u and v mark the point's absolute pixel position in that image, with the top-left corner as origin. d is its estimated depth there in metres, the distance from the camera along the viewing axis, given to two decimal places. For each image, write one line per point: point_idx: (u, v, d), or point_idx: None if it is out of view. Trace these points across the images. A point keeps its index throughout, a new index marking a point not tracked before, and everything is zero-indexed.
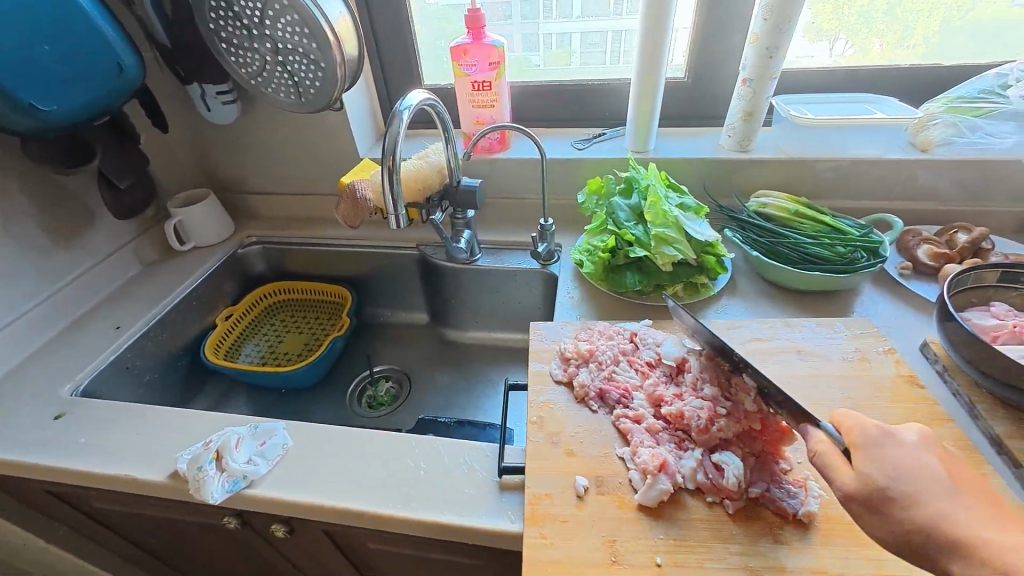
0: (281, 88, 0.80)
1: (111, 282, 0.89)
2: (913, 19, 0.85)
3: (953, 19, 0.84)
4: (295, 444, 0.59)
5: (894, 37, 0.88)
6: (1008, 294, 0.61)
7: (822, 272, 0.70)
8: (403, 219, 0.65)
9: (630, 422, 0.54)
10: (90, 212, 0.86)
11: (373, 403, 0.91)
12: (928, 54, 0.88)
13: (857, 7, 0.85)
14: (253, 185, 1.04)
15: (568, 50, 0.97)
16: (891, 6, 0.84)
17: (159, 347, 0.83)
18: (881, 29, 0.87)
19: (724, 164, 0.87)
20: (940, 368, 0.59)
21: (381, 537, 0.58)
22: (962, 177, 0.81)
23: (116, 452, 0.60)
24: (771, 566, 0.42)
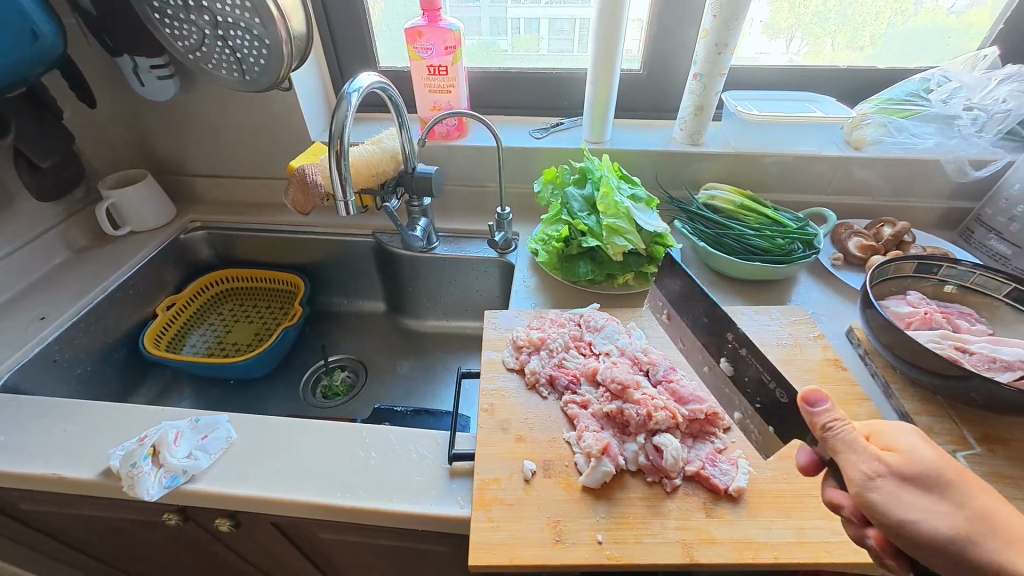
0: (223, 64, 0.76)
1: (34, 269, 0.83)
2: (862, 21, 0.89)
3: (897, 23, 0.89)
4: (240, 437, 0.57)
5: (844, 39, 0.92)
6: (921, 283, 0.66)
7: (762, 263, 0.74)
8: (353, 205, 0.64)
9: (578, 407, 0.55)
10: (7, 193, 0.79)
11: (328, 393, 0.90)
12: (873, 56, 0.93)
13: (812, 7, 0.88)
14: (196, 167, 0.99)
15: (534, 36, 0.96)
16: (839, 8, 0.88)
17: (92, 339, 0.78)
18: (833, 29, 0.91)
19: (676, 156, 0.90)
20: (862, 351, 0.64)
21: (331, 527, 0.58)
22: (891, 175, 0.87)
23: (41, 451, 0.57)
24: (703, 538, 0.45)
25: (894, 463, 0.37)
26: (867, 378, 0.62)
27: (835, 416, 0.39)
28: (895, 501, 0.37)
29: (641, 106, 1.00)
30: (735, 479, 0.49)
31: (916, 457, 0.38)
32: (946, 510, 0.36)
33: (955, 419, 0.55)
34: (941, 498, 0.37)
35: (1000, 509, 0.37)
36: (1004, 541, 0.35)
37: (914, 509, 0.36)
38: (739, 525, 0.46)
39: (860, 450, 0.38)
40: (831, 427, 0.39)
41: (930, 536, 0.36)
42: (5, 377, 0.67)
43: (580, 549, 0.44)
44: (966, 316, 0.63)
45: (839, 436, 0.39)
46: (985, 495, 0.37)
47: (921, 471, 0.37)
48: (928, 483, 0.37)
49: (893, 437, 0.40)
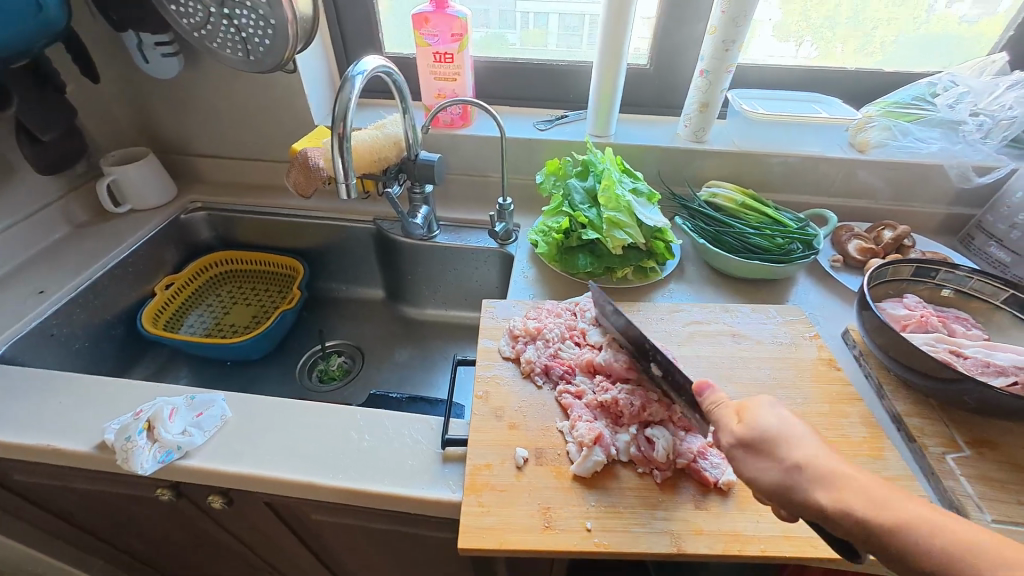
0: (227, 44, 0.75)
1: (34, 243, 0.83)
2: (874, 27, 0.89)
3: (907, 30, 0.88)
4: (235, 415, 0.57)
5: (854, 43, 0.91)
6: (918, 286, 0.67)
7: (761, 262, 0.74)
8: (354, 189, 0.64)
9: (572, 397, 0.56)
10: (8, 166, 0.79)
11: (324, 378, 0.90)
12: (883, 61, 0.93)
13: (824, 12, 0.88)
14: (198, 147, 0.98)
15: (543, 31, 0.96)
16: (851, 13, 0.87)
17: (90, 315, 0.79)
18: (843, 34, 0.91)
19: (680, 153, 0.89)
20: (857, 352, 0.64)
21: (323, 508, 0.59)
22: (894, 178, 0.87)
23: (37, 422, 0.57)
24: (691, 530, 0.46)
25: (740, 432, 0.40)
26: (861, 379, 0.62)
27: (714, 399, 0.44)
28: (741, 460, 0.39)
29: (647, 102, 1.00)
30: (725, 473, 0.49)
31: (761, 426, 0.39)
32: (772, 463, 0.38)
33: (946, 422, 0.55)
34: (770, 454, 0.38)
35: (822, 454, 0.37)
36: (820, 483, 0.36)
37: (754, 468, 0.38)
38: (727, 518, 0.47)
39: (722, 427, 0.41)
40: (712, 409, 0.43)
41: (760, 482, 0.38)
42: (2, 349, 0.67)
43: (569, 536, 0.45)
44: (962, 320, 0.63)
45: (714, 417, 0.43)
46: (803, 445, 0.38)
47: (759, 437, 0.39)
48: (764, 447, 0.38)
49: (756, 409, 0.41)
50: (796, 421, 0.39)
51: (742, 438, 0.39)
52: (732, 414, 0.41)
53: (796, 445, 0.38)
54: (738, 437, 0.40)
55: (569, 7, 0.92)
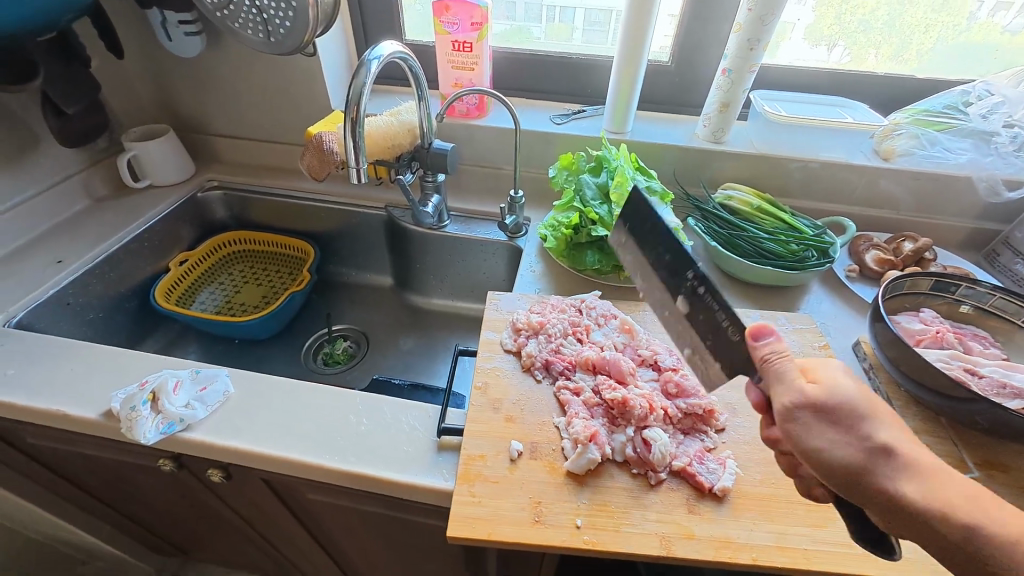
0: (249, 24, 0.76)
1: (55, 213, 0.85)
2: (910, 33, 0.86)
3: (947, 38, 0.85)
4: (237, 392, 0.58)
5: (889, 50, 0.89)
6: (935, 301, 0.65)
7: (774, 268, 0.72)
8: (364, 173, 0.64)
9: (570, 394, 0.55)
10: (33, 136, 0.81)
11: (329, 361, 0.91)
12: (918, 69, 0.90)
13: (860, 15, 0.85)
14: (217, 126, 0.99)
15: (569, 26, 0.95)
16: (887, 18, 0.85)
17: (105, 286, 0.80)
18: (878, 40, 0.88)
19: (697, 153, 0.88)
20: (867, 365, 0.63)
21: (319, 488, 0.59)
22: (918, 189, 0.84)
23: (48, 387, 0.59)
24: (682, 533, 0.45)
25: (811, 394, 0.37)
26: (869, 393, 0.61)
27: (777, 349, 0.39)
28: (804, 429, 0.37)
29: (666, 99, 0.98)
30: (721, 479, 0.49)
31: (839, 390, 0.37)
32: (847, 437, 0.36)
33: (955, 442, 0.53)
34: (848, 428, 0.37)
35: (903, 441, 0.36)
36: (908, 474, 0.35)
37: (824, 438, 0.36)
38: (720, 524, 0.46)
39: (788, 382, 0.38)
40: (767, 360, 0.39)
41: (830, 457, 0.36)
42: (19, 315, 0.69)
43: (558, 531, 0.45)
44: (979, 338, 0.61)
45: (772, 369, 0.39)
46: (887, 426, 0.37)
47: (834, 403, 0.37)
48: (841, 416, 0.37)
49: (824, 370, 0.38)
50: (867, 390, 0.38)
51: (814, 400, 0.37)
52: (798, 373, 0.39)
53: (880, 425, 0.37)
54: (809, 398, 0.37)
55: (595, 2, 0.91)
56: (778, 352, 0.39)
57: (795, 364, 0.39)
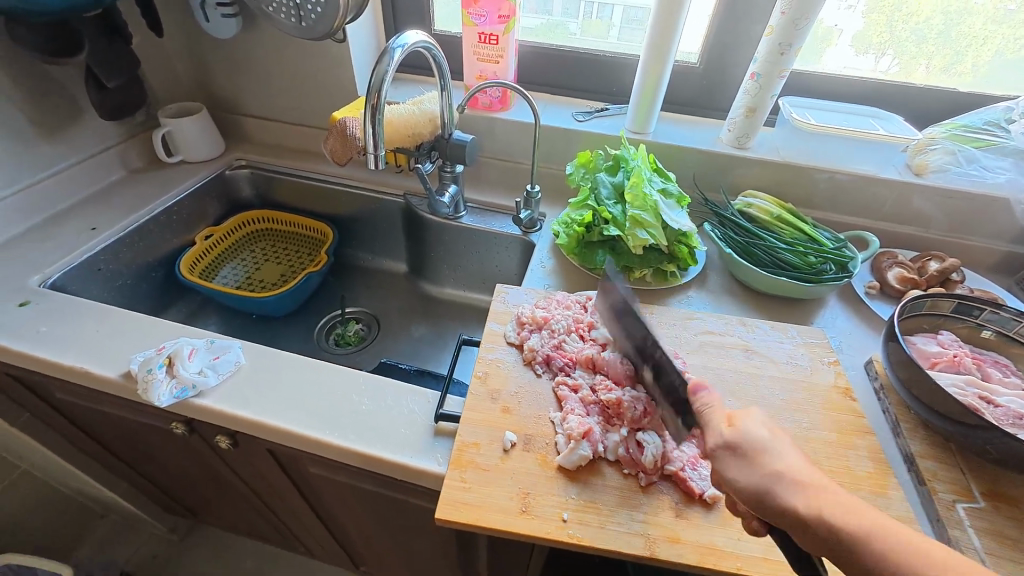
0: (283, 9, 0.78)
1: (92, 182, 0.89)
2: (963, 44, 0.82)
3: (1004, 52, 0.82)
4: (248, 363, 0.61)
5: (940, 61, 0.85)
6: (956, 324, 0.63)
7: (789, 279, 0.71)
8: (382, 160, 0.65)
9: (568, 390, 0.56)
10: (76, 108, 0.85)
11: (340, 341, 0.93)
12: (970, 83, 0.86)
13: (911, 24, 0.82)
14: (248, 107, 1.02)
15: (605, 22, 0.94)
16: (942, 28, 0.81)
17: (134, 254, 0.84)
18: (930, 51, 0.84)
19: (720, 158, 0.86)
20: (877, 385, 0.61)
21: (320, 462, 0.61)
22: (951, 207, 0.81)
23: (74, 346, 0.62)
24: (668, 536, 0.45)
25: (728, 436, 0.40)
26: (877, 413, 0.59)
27: (706, 399, 0.42)
28: (724, 464, 0.40)
29: (693, 101, 0.97)
30: (712, 486, 0.48)
31: (748, 434, 0.40)
32: (753, 468, 0.39)
33: (963, 470, 0.52)
34: (755, 462, 0.39)
35: (804, 467, 0.38)
36: (799, 491, 0.37)
37: (739, 474, 0.39)
38: (707, 531, 0.46)
39: (711, 429, 0.41)
40: (701, 409, 0.42)
41: (739, 488, 0.39)
42: (54, 276, 0.73)
43: (543, 523, 0.45)
44: (1000, 365, 0.59)
45: (701, 417, 0.42)
46: (786, 454, 0.39)
47: (746, 444, 0.39)
48: (750, 454, 0.39)
49: (746, 420, 0.41)
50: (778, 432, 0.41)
51: (729, 442, 0.40)
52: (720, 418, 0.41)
53: (779, 455, 0.39)
54: (726, 441, 0.40)
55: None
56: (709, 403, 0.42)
57: (721, 412, 0.42)
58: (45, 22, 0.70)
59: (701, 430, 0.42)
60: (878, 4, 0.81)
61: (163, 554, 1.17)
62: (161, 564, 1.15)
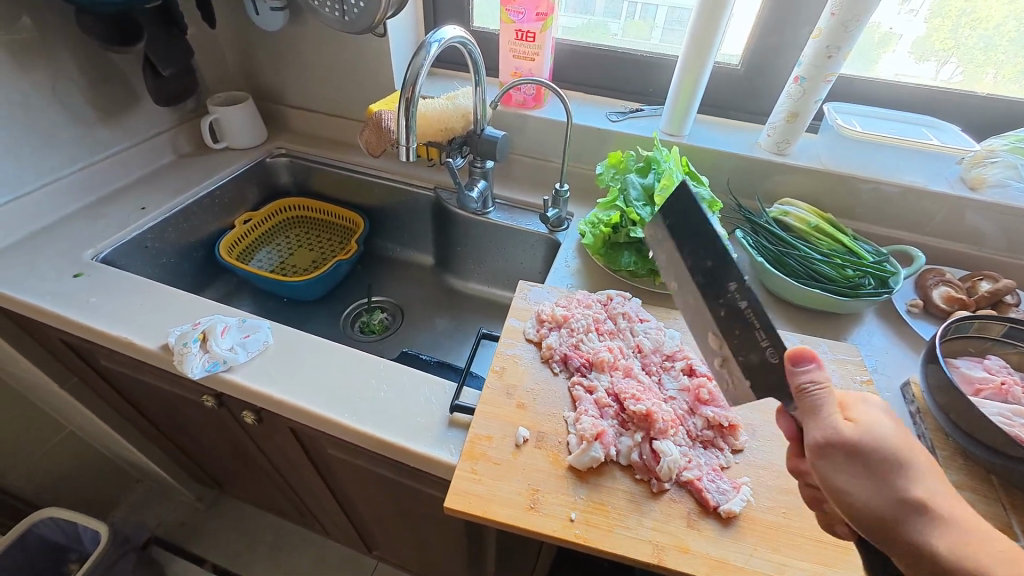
0: (327, 3, 0.81)
1: (144, 165, 0.94)
2: None
3: None
4: (275, 343, 0.63)
5: (1011, 70, 0.80)
6: (1005, 349, 0.59)
7: (824, 291, 0.68)
8: (413, 153, 0.66)
9: (583, 391, 0.55)
10: (133, 94, 0.90)
11: (365, 329, 0.96)
12: None
13: (978, 30, 0.78)
14: (290, 98, 1.06)
15: (650, 23, 0.93)
16: (1017, 34, 0.76)
17: (179, 234, 0.89)
18: (1003, 57, 0.79)
19: (758, 164, 0.84)
20: (913, 409, 0.57)
21: (338, 444, 0.63)
22: (1010, 225, 0.76)
23: (119, 317, 0.66)
24: (677, 545, 0.44)
25: (848, 433, 0.37)
26: (911, 437, 0.56)
27: (815, 378, 0.38)
28: (833, 468, 0.37)
29: (732, 104, 0.94)
30: (728, 501, 0.47)
31: (874, 431, 0.37)
32: (872, 482, 0.36)
33: (1003, 504, 0.48)
34: (880, 476, 0.36)
35: (943, 494, 0.36)
36: (933, 525, 0.35)
37: (853, 483, 0.36)
38: (718, 544, 0.45)
39: (821, 418, 0.38)
40: (805, 387, 0.38)
41: (855, 497, 0.37)
42: (106, 251, 0.78)
43: (551, 521, 0.45)
44: None
45: (809, 399, 0.38)
46: (925, 481, 0.36)
47: (867, 443, 0.36)
48: (872, 457, 0.36)
49: (862, 412, 0.38)
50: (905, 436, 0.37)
51: (849, 439, 0.36)
52: (836, 407, 0.38)
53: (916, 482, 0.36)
54: (843, 437, 0.37)
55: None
56: (818, 383, 0.38)
57: (835, 400, 0.38)
58: (110, 13, 0.74)
59: (802, 410, 0.39)
60: (943, 8, 0.77)
61: (191, 522, 1.22)
62: (188, 531, 1.21)
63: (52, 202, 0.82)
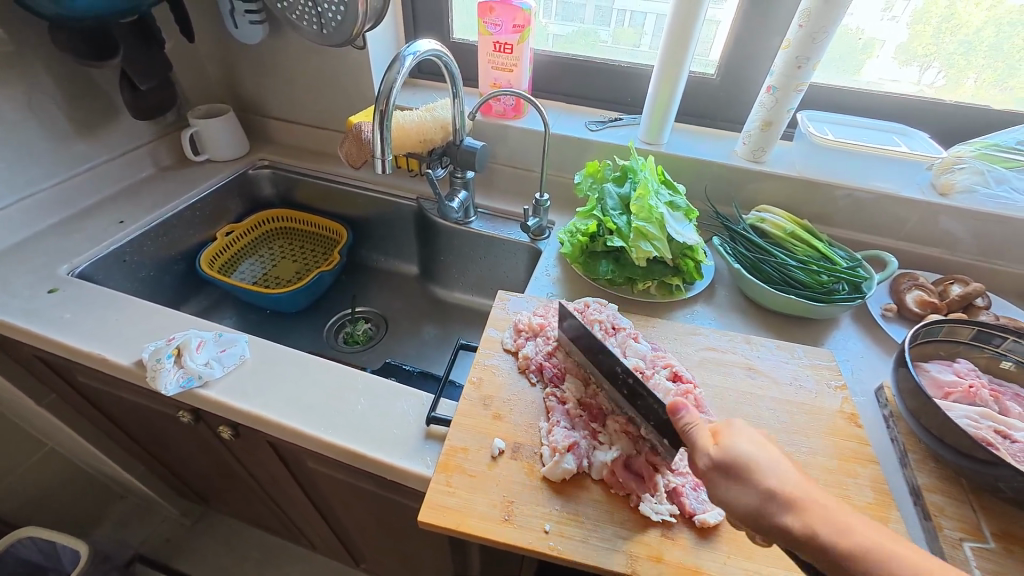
0: (304, 17, 0.82)
1: (123, 178, 0.94)
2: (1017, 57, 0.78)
3: None
4: (252, 357, 0.63)
5: (986, 75, 0.81)
6: (974, 352, 0.60)
7: (799, 297, 0.69)
8: (389, 165, 0.66)
9: (557, 402, 0.55)
10: (113, 108, 0.90)
11: (349, 340, 0.95)
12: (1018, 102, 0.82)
13: (956, 35, 0.79)
14: (273, 109, 1.06)
15: (636, 31, 0.94)
16: (991, 39, 0.78)
17: (158, 248, 0.88)
18: (977, 64, 0.80)
19: (735, 171, 0.85)
20: (887, 413, 0.58)
21: (319, 459, 0.63)
22: (982, 229, 0.77)
23: (94, 333, 0.65)
24: (650, 556, 0.44)
25: (714, 454, 0.39)
26: (885, 442, 0.57)
27: (688, 419, 0.42)
28: (716, 483, 0.39)
29: (710, 113, 0.95)
30: (705, 511, 0.47)
31: (733, 449, 0.39)
32: (751, 486, 0.38)
33: (973, 506, 0.49)
34: (744, 475, 0.38)
35: (793, 479, 0.38)
36: (790, 509, 0.36)
37: (731, 492, 0.38)
38: (691, 553, 0.45)
39: (699, 449, 0.40)
40: (684, 428, 0.42)
41: (735, 506, 0.38)
42: (82, 266, 0.77)
43: (524, 533, 0.45)
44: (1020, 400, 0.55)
45: (690, 437, 0.41)
46: (770, 463, 0.38)
47: (734, 462, 0.39)
48: (743, 472, 0.38)
49: (731, 436, 0.40)
50: (763, 443, 0.40)
51: (716, 459, 0.39)
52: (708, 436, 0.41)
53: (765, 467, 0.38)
54: (713, 460, 0.39)
55: (664, 8, 0.89)
56: (688, 421, 0.42)
57: (706, 429, 0.41)
58: (86, 28, 0.74)
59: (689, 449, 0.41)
60: (923, 16, 0.79)
61: (176, 538, 1.21)
62: (173, 547, 1.19)
63: (27, 217, 0.81)
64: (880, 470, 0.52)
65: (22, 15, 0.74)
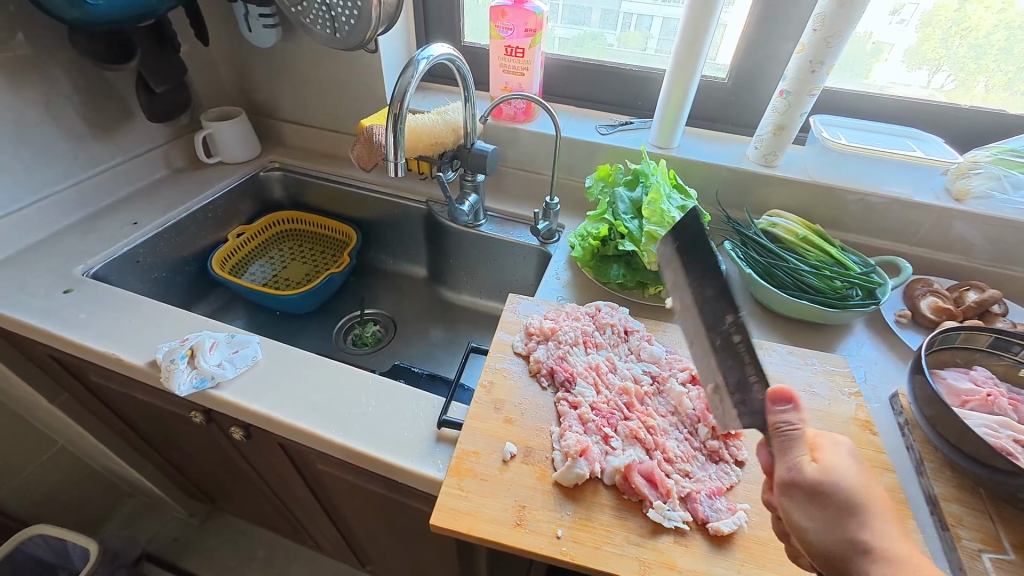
0: (318, 20, 0.82)
1: (137, 180, 0.95)
2: None
3: None
4: (265, 358, 0.63)
5: (999, 79, 0.80)
6: (991, 360, 0.59)
7: (813, 303, 0.68)
8: (402, 167, 0.67)
9: (568, 406, 0.55)
10: (128, 110, 0.91)
11: (357, 342, 0.96)
12: None
13: (967, 40, 0.79)
14: (284, 112, 1.07)
15: (643, 34, 0.93)
16: (1003, 43, 0.77)
17: (170, 249, 0.89)
18: (987, 67, 0.80)
19: (746, 175, 0.84)
20: (901, 421, 0.58)
21: (327, 460, 0.63)
22: (997, 234, 0.76)
23: (108, 333, 0.66)
24: (663, 562, 0.44)
25: (813, 472, 0.38)
26: (900, 449, 0.56)
27: (791, 420, 0.40)
28: (796, 503, 0.38)
29: (721, 117, 0.95)
30: (720, 520, 0.47)
31: (837, 474, 0.38)
32: (837, 517, 0.37)
33: (992, 517, 0.48)
34: (840, 506, 0.37)
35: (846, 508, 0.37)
36: (879, 558, 0.36)
37: (808, 519, 0.38)
38: (704, 561, 0.44)
39: (791, 458, 0.39)
40: (784, 429, 0.39)
41: (815, 532, 0.38)
42: (97, 266, 0.78)
43: (537, 538, 0.45)
44: None
45: (783, 438, 0.40)
46: (875, 508, 0.37)
47: (833, 485, 0.37)
48: (836, 499, 0.37)
49: (833, 460, 0.39)
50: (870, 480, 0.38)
51: (814, 479, 0.38)
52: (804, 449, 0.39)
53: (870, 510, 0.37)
54: (807, 477, 0.38)
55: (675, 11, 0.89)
56: (794, 427, 0.39)
57: (803, 441, 0.40)
58: (103, 32, 0.75)
59: (773, 451, 0.40)
60: (932, 19, 0.78)
61: (183, 538, 1.21)
62: (180, 547, 1.20)
63: (43, 218, 0.82)
64: (896, 478, 0.51)
65: (43, 19, 0.75)
